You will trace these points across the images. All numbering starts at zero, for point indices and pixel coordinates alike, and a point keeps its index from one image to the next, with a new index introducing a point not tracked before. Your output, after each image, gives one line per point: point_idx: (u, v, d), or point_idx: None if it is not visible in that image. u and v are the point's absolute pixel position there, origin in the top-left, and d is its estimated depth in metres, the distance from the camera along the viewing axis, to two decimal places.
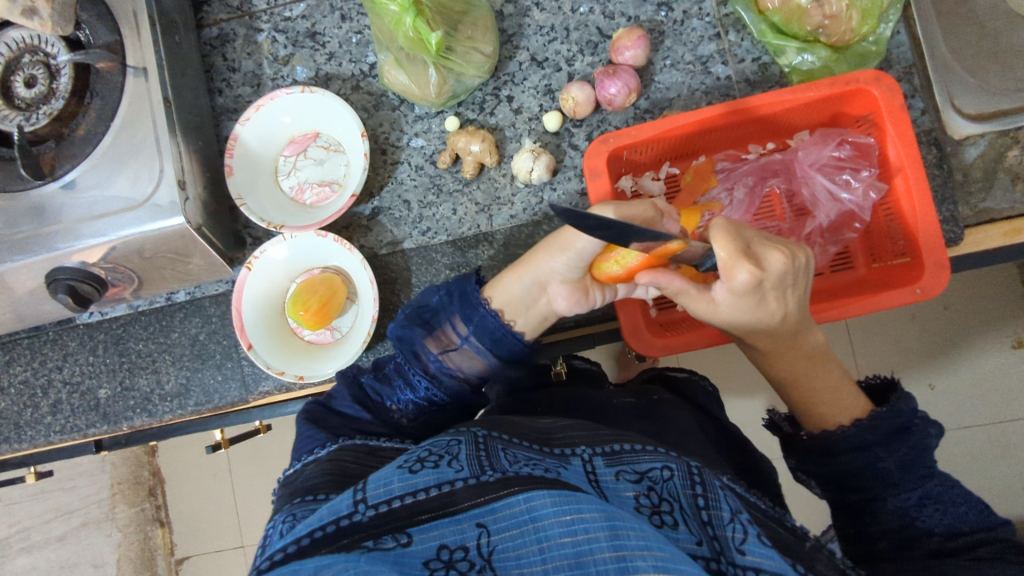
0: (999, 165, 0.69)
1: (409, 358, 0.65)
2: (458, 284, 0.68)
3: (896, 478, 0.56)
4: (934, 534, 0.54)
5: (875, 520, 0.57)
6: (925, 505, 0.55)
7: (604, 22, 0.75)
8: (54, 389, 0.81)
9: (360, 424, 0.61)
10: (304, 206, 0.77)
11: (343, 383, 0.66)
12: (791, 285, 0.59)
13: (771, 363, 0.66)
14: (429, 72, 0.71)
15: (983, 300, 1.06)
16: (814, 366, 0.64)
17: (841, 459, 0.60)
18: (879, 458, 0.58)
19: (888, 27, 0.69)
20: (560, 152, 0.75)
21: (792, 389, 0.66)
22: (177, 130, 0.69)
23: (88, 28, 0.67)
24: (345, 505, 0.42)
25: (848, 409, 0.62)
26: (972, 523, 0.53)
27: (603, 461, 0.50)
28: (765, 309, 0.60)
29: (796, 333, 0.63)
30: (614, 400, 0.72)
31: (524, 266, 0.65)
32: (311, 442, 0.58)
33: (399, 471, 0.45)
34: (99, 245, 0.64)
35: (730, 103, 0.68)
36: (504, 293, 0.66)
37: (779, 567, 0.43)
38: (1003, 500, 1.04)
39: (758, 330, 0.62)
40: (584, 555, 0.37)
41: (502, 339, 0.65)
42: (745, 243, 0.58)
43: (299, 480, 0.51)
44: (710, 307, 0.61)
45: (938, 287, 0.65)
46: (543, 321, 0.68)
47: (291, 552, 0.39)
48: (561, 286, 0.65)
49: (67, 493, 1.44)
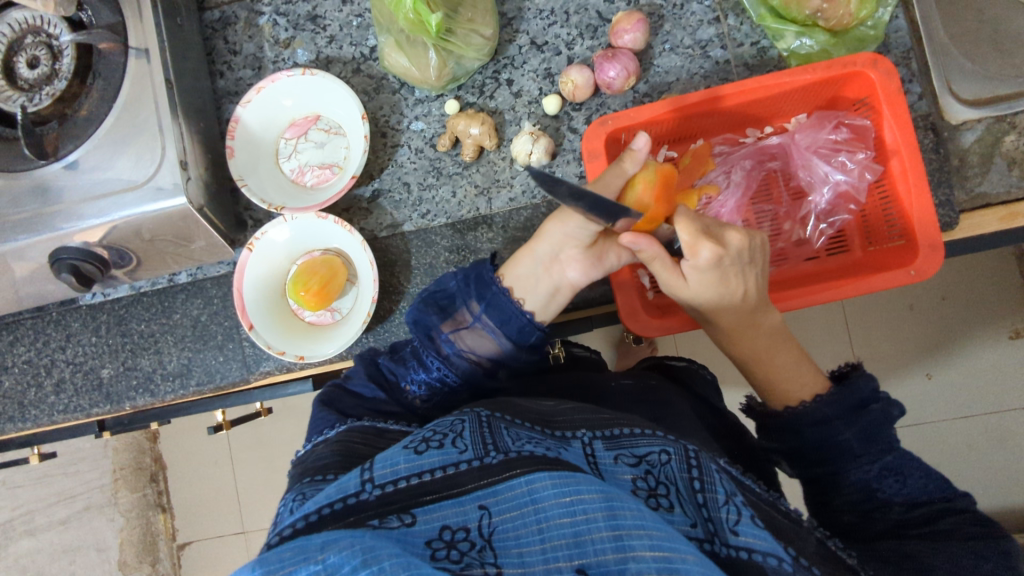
0: (995, 149, 0.69)
1: (424, 341, 0.65)
2: (474, 268, 0.67)
3: (858, 451, 0.57)
4: (895, 504, 0.56)
5: (839, 493, 0.58)
6: (886, 476, 0.56)
7: (604, 6, 0.76)
8: (57, 369, 0.82)
9: (375, 404, 0.61)
10: (305, 188, 0.78)
11: (360, 364, 0.68)
12: (748, 264, 0.63)
13: (734, 343, 0.67)
14: (429, 55, 0.71)
15: (980, 288, 1.07)
16: (777, 343, 0.66)
17: (805, 433, 0.61)
18: (839, 432, 0.59)
19: (887, 12, 0.70)
20: (559, 135, 0.75)
21: (757, 368, 0.67)
22: (179, 111, 0.69)
23: (91, 9, 0.68)
24: (351, 484, 0.43)
25: (810, 385, 0.64)
26: (929, 492, 0.56)
27: (603, 444, 0.51)
28: (727, 288, 0.62)
29: (756, 312, 0.65)
30: (613, 382, 0.73)
31: (535, 242, 0.66)
32: (320, 423, 0.59)
33: (405, 452, 0.45)
34: (101, 224, 0.65)
35: (730, 86, 0.68)
36: (515, 270, 0.67)
37: (770, 547, 0.45)
38: (996, 488, 1.05)
39: (723, 309, 0.64)
40: (582, 534, 0.38)
41: (514, 319, 0.64)
42: (705, 224, 0.63)
43: (310, 459, 0.52)
44: (676, 281, 0.63)
45: (932, 269, 0.65)
46: (554, 295, 0.67)
47: (301, 527, 0.40)
48: (573, 252, 0.66)
49: (70, 477, 1.45)
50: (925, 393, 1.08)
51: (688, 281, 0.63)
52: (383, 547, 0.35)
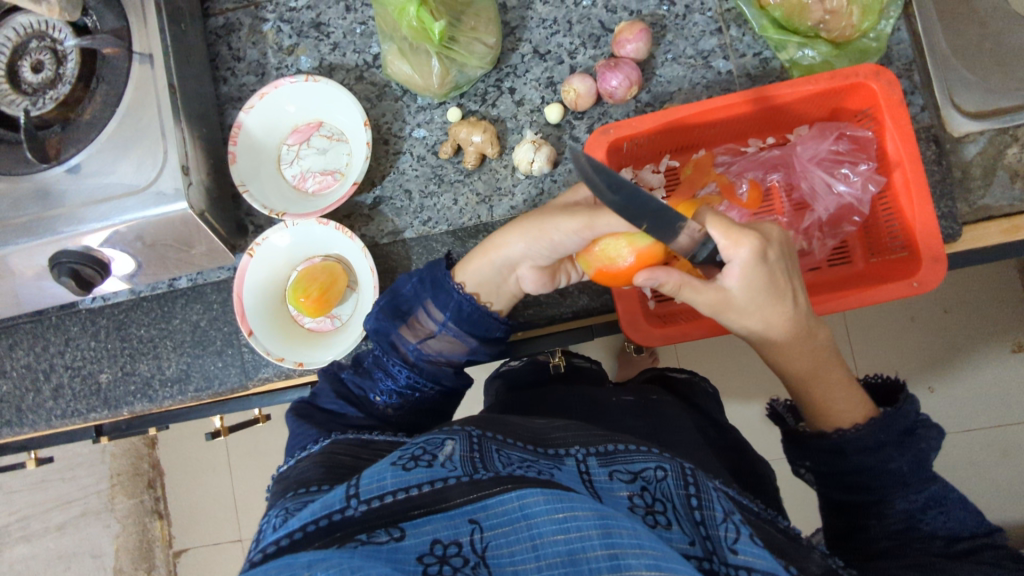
0: (998, 162, 0.69)
1: (387, 349, 0.66)
2: (429, 270, 0.69)
3: (908, 480, 0.57)
4: (937, 538, 0.55)
5: (879, 521, 0.57)
6: (931, 508, 0.56)
7: (607, 16, 0.76)
8: (56, 374, 0.82)
9: (347, 420, 0.61)
10: (306, 194, 0.78)
11: (325, 382, 0.66)
12: (790, 262, 0.61)
13: (788, 361, 0.64)
14: (432, 63, 0.71)
15: (982, 301, 1.07)
16: (829, 359, 0.63)
17: (851, 458, 0.60)
18: (891, 458, 0.58)
19: (888, 24, 0.70)
20: (561, 144, 0.75)
21: (812, 388, 0.64)
22: (182, 116, 0.70)
23: (96, 15, 0.68)
24: (337, 500, 0.42)
25: (864, 405, 0.62)
26: (970, 529, 0.55)
27: (597, 461, 0.51)
28: (773, 292, 0.59)
29: (810, 320, 0.62)
30: (613, 398, 0.73)
31: (494, 249, 0.66)
32: (302, 438, 0.58)
33: (393, 468, 0.45)
34: (102, 229, 0.65)
35: (741, 94, 0.68)
36: (474, 273, 0.68)
37: (769, 566, 0.43)
38: (1000, 503, 1.04)
39: (772, 315, 0.60)
40: (577, 552, 0.38)
41: (476, 319, 0.68)
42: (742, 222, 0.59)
43: (292, 475, 0.52)
44: (720, 294, 0.59)
45: (935, 280, 0.65)
46: (514, 296, 0.71)
47: (282, 546, 0.39)
48: (531, 267, 0.67)
49: (67, 483, 1.44)
50: (927, 407, 1.08)
51: (731, 291, 0.59)
52: (371, 567, 0.35)
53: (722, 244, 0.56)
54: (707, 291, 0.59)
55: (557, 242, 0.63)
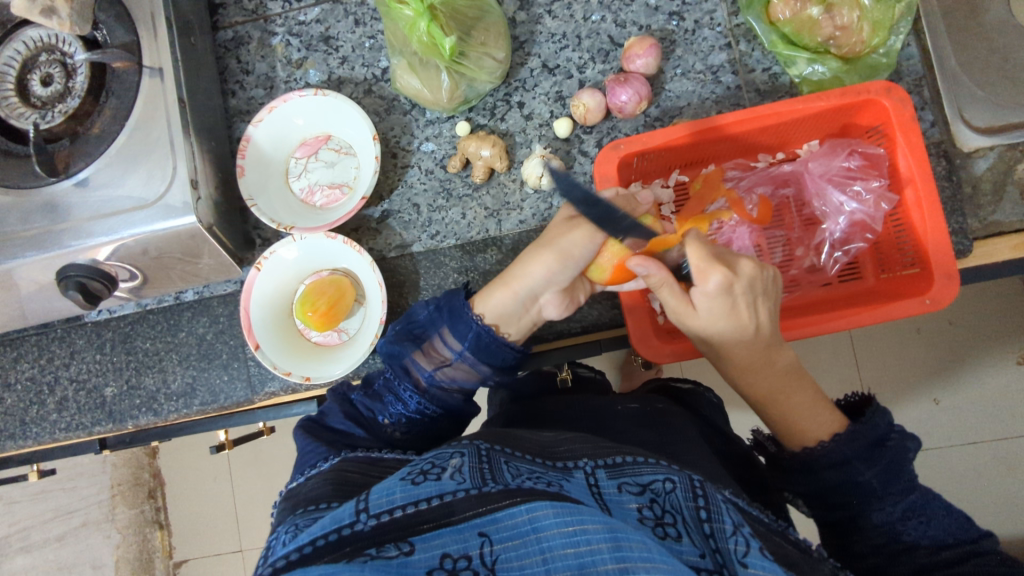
0: (1008, 178, 0.69)
1: (399, 373, 0.66)
2: (447, 298, 0.67)
3: (882, 495, 0.57)
4: (921, 546, 0.55)
5: (862, 536, 0.58)
6: (910, 518, 0.56)
7: (616, 31, 0.76)
8: (60, 387, 0.81)
9: (354, 440, 0.60)
10: (315, 208, 0.78)
11: (334, 403, 0.66)
12: (759, 294, 0.63)
13: (748, 381, 0.66)
14: (442, 77, 0.71)
15: (988, 314, 1.06)
16: (795, 384, 0.65)
17: (822, 475, 0.61)
18: (858, 471, 0.59)
19: (899, 40, 0.70)
20: (570, 158, 0.75)
21: (769, 410, 0.66)
22: (191, 129, 0.70)
23: (106, 29, 0.68)
24: (346, 515, 0.41)
25: (826, 424, 0.63)
26: (956, 534, 0.55)
27: (606, 473, 0.50)
28: (737, 317, 0.62)
29: (771, 347, 0.64)
30: (620, 407, 0.73)
31: (517, 280, 0.65)
32: (312, 456, 0.57)
33: (402, 483, 0.44)
34: (109, 242, 0.64)
35: (696, 124, 0.69)
36: (495, 305, 0.66)
37: None
38: (1007, 516, 1.03)
39: (731, 341, 0.63)
40: (587, 566, 0.37)
41: (491, 347, 0.66)
42: (714, 251, 0.62)
43: (301, 492, 0.51)
44: (685, 311, 0.63)
45: (947, 298, 0.65)
46: (533, 326, 0.69)
47: (294, 560, 0.38)
48: (553, 294, 0.67)
49: (67, 493, 1.41)
50: (932, 419, 1.07)
51: (697, 310, 0.62)
52: None
53: (694, 267, 0.60)
54: (676, 305, 0.63)
55: (576, 255, 0.64)
